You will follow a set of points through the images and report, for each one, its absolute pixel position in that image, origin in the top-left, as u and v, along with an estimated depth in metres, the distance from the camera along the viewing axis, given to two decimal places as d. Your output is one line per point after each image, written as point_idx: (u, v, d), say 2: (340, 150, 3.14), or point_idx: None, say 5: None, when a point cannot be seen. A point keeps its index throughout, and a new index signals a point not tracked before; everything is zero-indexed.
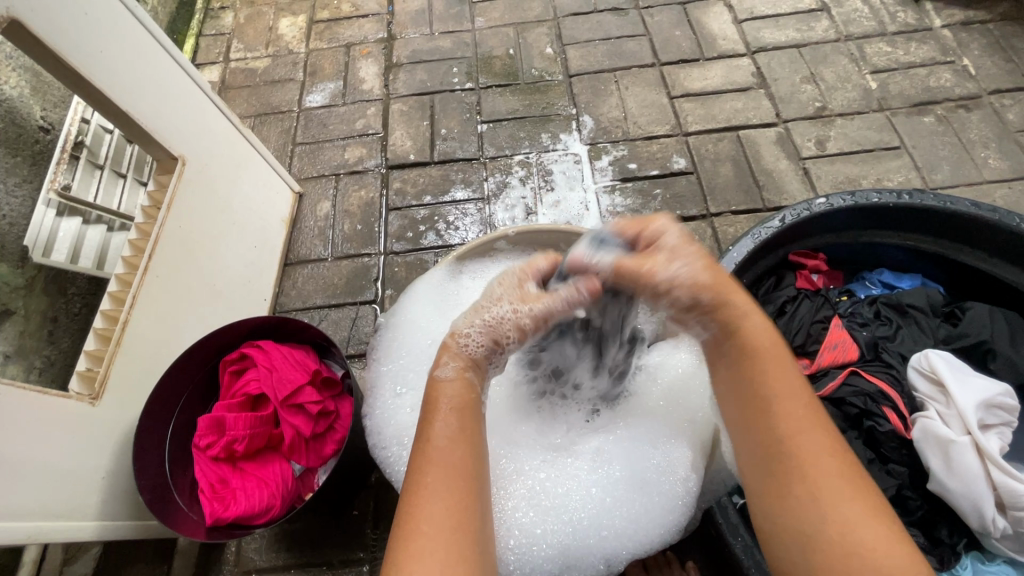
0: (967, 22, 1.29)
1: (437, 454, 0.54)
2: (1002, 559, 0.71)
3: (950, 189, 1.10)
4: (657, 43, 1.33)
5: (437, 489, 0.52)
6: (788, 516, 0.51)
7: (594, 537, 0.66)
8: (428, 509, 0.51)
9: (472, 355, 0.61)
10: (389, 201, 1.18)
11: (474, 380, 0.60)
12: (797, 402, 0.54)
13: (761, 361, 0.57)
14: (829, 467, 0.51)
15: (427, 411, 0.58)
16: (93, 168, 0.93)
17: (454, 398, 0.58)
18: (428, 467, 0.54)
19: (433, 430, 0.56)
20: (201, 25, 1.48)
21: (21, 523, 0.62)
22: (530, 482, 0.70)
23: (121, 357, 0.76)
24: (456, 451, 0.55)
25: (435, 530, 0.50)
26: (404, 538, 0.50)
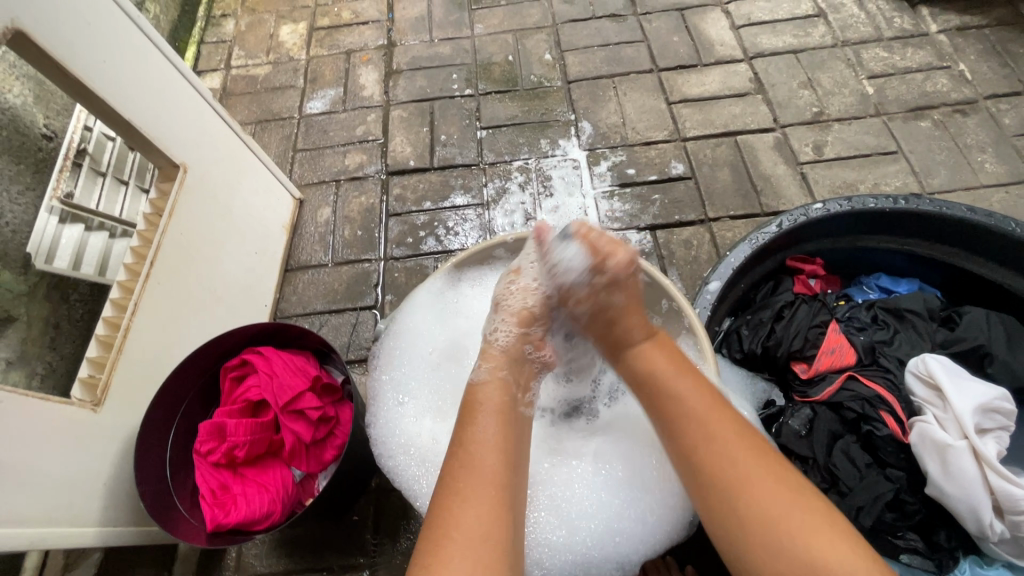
0: (963, 27, 1.30)
1: (474, 458, 0.56)
2: (1000, 564, 0.71)
3: (947, 193, 1.11)
4: (655, 49, 1.34)
5: (475, 490, 0.54)
6: (724, 528, 0.54)
7: (606, 542, 0.65)
8: (465, 507, 0.53)
9: (505, 350, 0.69)
10: (390, 207, 1.19)
11: (507, 379, 0.66)
12: (709, 413, 0.58)
13: (670, 381, 0.62)
14: (754, 470, 0.54)
15: (467, 416, 0.61)
16: (95, 175, 0.94)
17: (494, 405, 0.62)
18: (464, 469, 0.56)
19: (474, 435, 0.59)
20: (202, 32, 1.50)
21: (24, 529, 0.63)
22: (554, 494, 0.71)
23: (123, 363, 0.76)
24: (492, 458, 0.57)
25: (469, 527, 0.51)
26: (439, 533, 0.51)
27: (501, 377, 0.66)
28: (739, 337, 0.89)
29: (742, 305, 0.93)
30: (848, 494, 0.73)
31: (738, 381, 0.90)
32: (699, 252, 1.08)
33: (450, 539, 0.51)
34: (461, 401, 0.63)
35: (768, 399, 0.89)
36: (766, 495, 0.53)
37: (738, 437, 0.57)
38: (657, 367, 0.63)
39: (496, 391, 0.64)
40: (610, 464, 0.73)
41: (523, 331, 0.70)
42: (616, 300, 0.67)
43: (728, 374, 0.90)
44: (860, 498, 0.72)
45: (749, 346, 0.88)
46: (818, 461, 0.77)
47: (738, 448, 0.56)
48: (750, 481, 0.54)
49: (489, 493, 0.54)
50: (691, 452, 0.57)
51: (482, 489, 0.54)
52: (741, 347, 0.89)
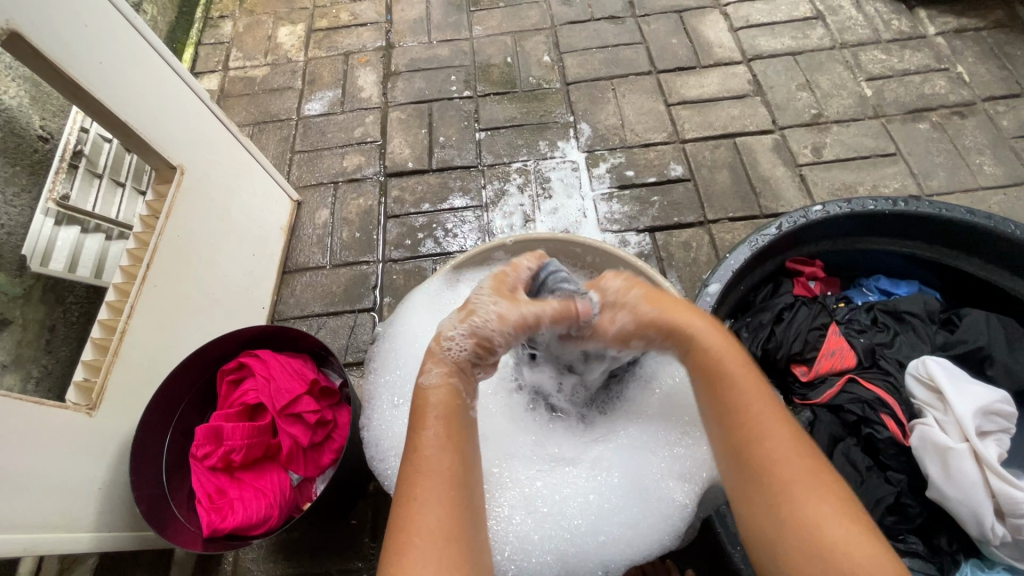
0: (961, 29, 1.30)
1: (426, 465, 0.54)
2: (1001, 567, 0.69)
3: (946, 195, 1.11)
4: (654, 51, 1.34)
5: (428, 497, 0.52)
6: (760, 518, 0.52)
7: (593, 545, 0.66)
8: (421, 516, 0.51)
9: (455, 360, 0.60)
10: (388, 209, 1.18)
11: (457, 385, 0.60)
12: (765, 408, 0.56)
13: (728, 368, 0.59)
14: (800, 469, 0.52)
15: (416, 421, 0.58)
16: (92, 177, 0.93)
17: (442, 407, 0.58)
18: (419, 475, 0.54)
19: (421, 440, 0.56)
20: (200, 34, 1.49)
21: (17, 535, 0.62)
22: (525, 488, 0.71)
23: (118, 366, 0.76)
24: (446, 462, 0.55)
25: (426, 537, 0.50)
26: (398, 545, 0.50)
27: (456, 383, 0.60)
28: (740, 339, 0.89)
29: (742, 307, 0.93)
30: None
31: None
32: (698, 254, 1.08)
33: (410, 549, 0.50)
34: (409, 404, 0.59)
35: None
36: (808, 494, 0.51)
37: (791, 438, 0.54)
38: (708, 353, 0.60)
39: (446, 395, 0.59)
40: (607, 468, 0.72)
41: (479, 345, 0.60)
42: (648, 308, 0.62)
43: None
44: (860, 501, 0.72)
45: (749, 347, 0.87)
46: None
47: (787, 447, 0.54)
48: (794, 478, 0.52)
49: (444, 498, 0.53)
50: (738, 436, 0.56)
51: (436, 495, 0.53)
52: None
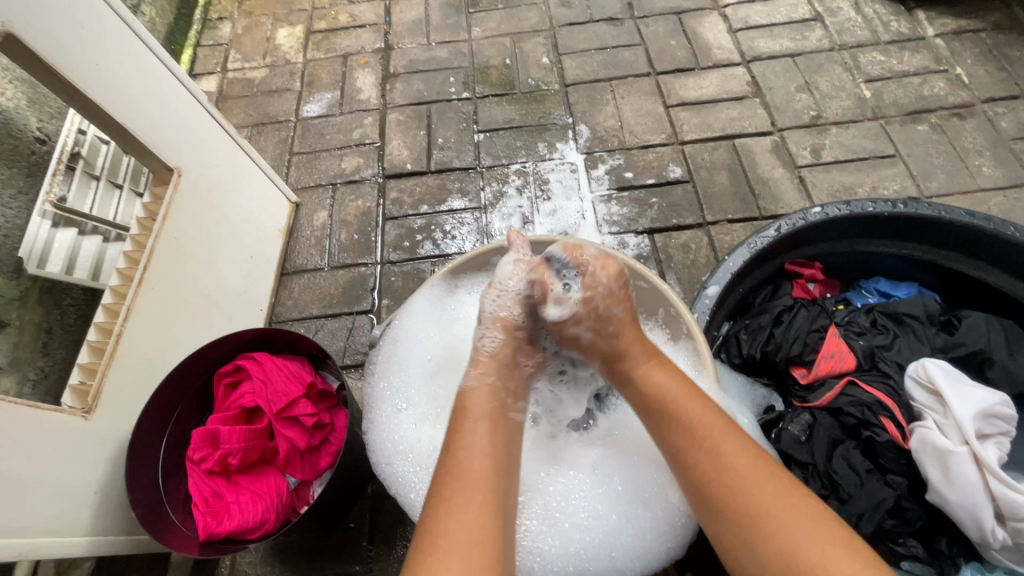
0: (959, 31, 1.30)
1: (462, 463, 0.56)
2: (1002, 570, 0.70)
3: (945, 197, 1.11)
4: (652, 53, 1.34)
5: (464, 495, 0.53)
6: (735, 542, 0.53)
7: (602, 557, 0.65)
8: (457, 510, 0.52)
9: (490, 354, 0.68)
10: (386, 211, 1.18)
11: (496, 385, 0.65)
12: (717, 434, 0.57)
13: (677, 402, 0.60)
14: (763, 487, 0.53)
15: (457, 423, 0.61)
16: (90, 178, 0.92)
17: (482, 410, 0.62)
18: (452, 473, 0.55)
19: (463, 440, 0.58)
20: (199, 35, 1.49)
21: (12, 540, 0.62)
22: (537, 495, 0.70)
23: (115, 369, 0.75)
24: (480, 463, 0.56)
25: (458, 532, 0.50)
26: (429, 535, 0.51)
27: (490, 384, 0.65)
28: (738, 341, 0.88)
29: (740, 310, 0.93)
30: (848, 501, 0.73)
31: (736, 388, 0.88)
32: (697, 255, 1.08)
33: (439, 545, 0.50)
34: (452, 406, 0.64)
35: (767, 405, 0.87)
36: (775, 511, 0.52)
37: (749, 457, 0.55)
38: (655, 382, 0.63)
39: (484, 396, 0.64)
40: (608, 473, 0.72)
41: (511, 338, 0.70)
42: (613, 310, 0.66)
43: (726, 380, 0.88)
44: (861, 505, 0.72)
45: (748, 351, 0.87)
46: (818, 468, 0.76)
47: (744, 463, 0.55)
48: (756, 497, 0.53)
49: (479, 498, 0.53)
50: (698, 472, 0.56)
51: (472, 494, 0.54)
52: (740, 352, 0.88)
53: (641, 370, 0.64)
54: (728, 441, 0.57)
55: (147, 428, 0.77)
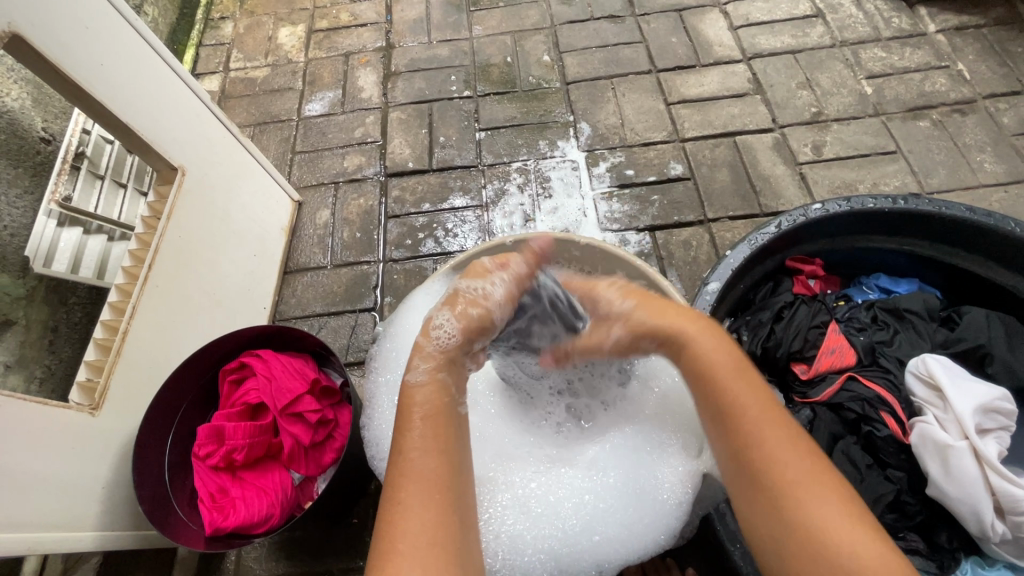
0: (961, 27, 1.30)
1: (413, 464, 0.55)
2: (1002, 564, 0.70)
3: (946, 193, 1.11)
4: (653, 50, 1.34)
5: (417, 497, 0.53)
6: (768, 526, 0.52)
7: (587, 546, 0.66)
8: (407, 513, 0.52)
9: (442, 351, 0.62)
10: (388, 209, 1.19)
11: (445, 381, 0.61)
12: (763, 414, 0.55)
13: (723, 378, 0.58)
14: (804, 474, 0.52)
15: (403, 420, 0.58)
16: (94, 178, 0.93)
17: (429, 405, 0.59)
18: (405, 477, 0.54)
19: (406, 441, 0.57)
20: (201, 35, 1.49)
21: (23, 534, 0.63)
22: (524, 491, 0.71)
23: (121, 366, 0.76)
24: (434, 466, 0.55)
25: (415, 540, 0.50)
26: (388, 543, 0.50)
27: (443, 380, 0.61)
28: (739, 339, 0.89)
29: (742, 306, 0.93)
30: None
31: None
32: (698, 252, 1.08)
33: (398, 552, 0.49)
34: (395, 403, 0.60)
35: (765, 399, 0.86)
36: (817, 501, 0.50)
37: (796, 441, 0.54)
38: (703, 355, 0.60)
39: (433, 391, 0.60)
40: (601, 466, 0.72)
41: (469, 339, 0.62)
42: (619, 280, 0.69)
43: None
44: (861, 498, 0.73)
45: (748, 347, 0.88)
46: None
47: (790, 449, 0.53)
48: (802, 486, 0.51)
49: (431, 500, 0.53)
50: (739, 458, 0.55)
51: (423, 497, 0.53)
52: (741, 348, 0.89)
53: (691, 342, 0.61)
54: (775, 428, 0.55)
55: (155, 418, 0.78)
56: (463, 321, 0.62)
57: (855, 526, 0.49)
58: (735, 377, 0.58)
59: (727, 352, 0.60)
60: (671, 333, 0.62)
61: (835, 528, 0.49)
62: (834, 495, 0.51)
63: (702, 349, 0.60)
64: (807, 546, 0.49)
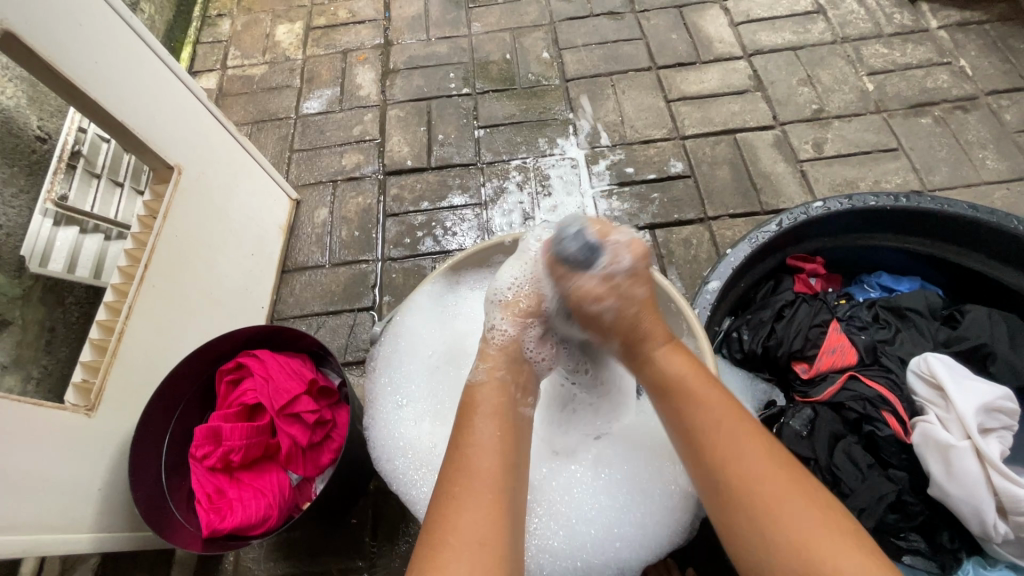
0: (963, 23, 1.29)
1: (473, 463, 0.55)
2: (1004, 565, 0.70)
3: (948, 190, 1.10)
4: (653, 47, 1.33)
5: (474, 496, 0.52)
6: (740, 541, 0.51)
7: (607, 546, 0.65)
8: (461, 512, 0.51)
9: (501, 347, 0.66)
10: (387, 207, 1.18)
11: (505, 379, 0.63)
12: (727, 425, 0.55)
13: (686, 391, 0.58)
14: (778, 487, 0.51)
15: (464, 419, 0.59)
16: (90, 176, 0.92)
17: (490, 407, 0.60)
18: (462, 473, 0.54)
19: (473, 437, 0.57)
20: (198, 32, 1.49)
21: (18, 535, 0.62)
22: (542, 496, 0.71)
23: (117, 367, 0.76)
24: (491, 463, 0.55)
25: (465, 533, 0.50)
26: (438, 533, 0.50)
27: (499, 378, 0.63)
28: (739, 338, 0.88)
29: (742, 305, 0.92)
30: (849, 495, 0.72)
31: (739, 382, 0.90)
32: (698, 251, 1.07)
33: (448, 543, 0.49)
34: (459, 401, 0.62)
35: (770, 399, 0.88)
36: (791, 509, 0.50)
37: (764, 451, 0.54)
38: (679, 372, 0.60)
39: (492, 392, 0.62)
40: (613, 467, 0.72)
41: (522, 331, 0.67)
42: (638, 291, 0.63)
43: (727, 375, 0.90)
44: (862, 499, 0.71)
45: (749, 346, 0.87)
46: (819, 463, 0.75)
47: (756, 459, 0.53)
48: (774, 501, 0.50)
49: (489, 501, 0.52)
50: (719, 471, 0.54)
51: (482, 496, 0.53)
52: (741, 347, 0.88)
53: (656, 356, 0.62)
54: (749, 440, 0.54)
55: (152, 417, 0.77)
56: (514, 311, 0.67)
57: (827, 530, 0.48)
58: (701, 389, 0.58)
59: (690, 364, 0.60)
60: (638, 343, 0.63)
61: (811, 539, 0.48)
62: (807, 500, 0.50)
63: (666, 363, 0.61)
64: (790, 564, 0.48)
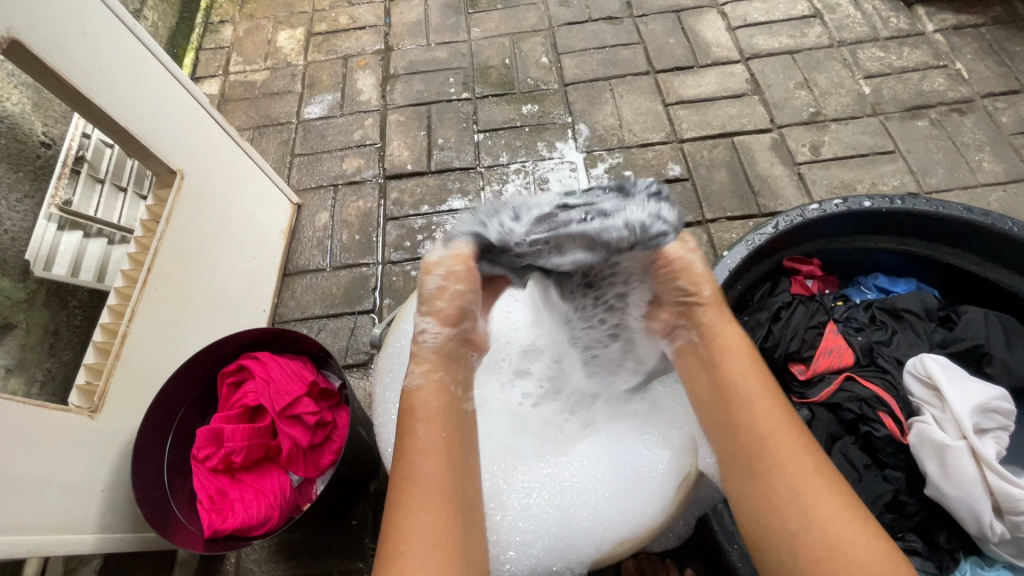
0: (959, 26, 1.30)
1: (416, 470, 0.55)
2: (1001, 565, 0.69)
3: (945, 193, 1.11)
4: (651, 51, 1.34)
5: (416, 502, 0.53)
6: (765, 517, 0.53)
7: (585, 523, 0.66)
8: (412, 521, 0.52)
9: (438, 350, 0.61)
10: (387, 211, 1.19)
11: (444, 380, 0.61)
12: (779, 423, 0.55)
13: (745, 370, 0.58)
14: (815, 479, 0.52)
15: (405, 423, 0.58)
16: (94, 182, 0.94)
17: (431, 406, 0.59)
18: (409, 483, 0.54)
19: (414, 440, 0.57)
20: (201, 39, 1.50)
21: (22, 536, 0.63)
22: (521, 482, 0.70)
23: (120, 370, 0.77)
24: (435, 469, 0.55)
25: (420, 544, 0.51)
26: (392, 547, 0.51)
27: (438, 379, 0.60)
28: None
29: (739, 307, 0.93)
30: None
31: None
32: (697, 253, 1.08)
33: (401, 554, 0.50)
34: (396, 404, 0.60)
35: None
36: (824, 503, 0.50)
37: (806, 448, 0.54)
38: (734, 351, 0.60)
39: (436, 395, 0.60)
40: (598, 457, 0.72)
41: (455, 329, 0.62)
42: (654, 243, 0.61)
43: None
44: None
45: None
46: None
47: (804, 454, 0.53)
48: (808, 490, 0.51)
49: (429, 504, 0.53)
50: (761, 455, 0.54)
51: (424, 498, 0.54)
52: None
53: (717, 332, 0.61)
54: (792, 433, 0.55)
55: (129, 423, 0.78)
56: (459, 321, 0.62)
57: (859, 523, 0.49)
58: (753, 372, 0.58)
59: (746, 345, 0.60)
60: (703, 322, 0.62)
61: (840, 532, 0.49)
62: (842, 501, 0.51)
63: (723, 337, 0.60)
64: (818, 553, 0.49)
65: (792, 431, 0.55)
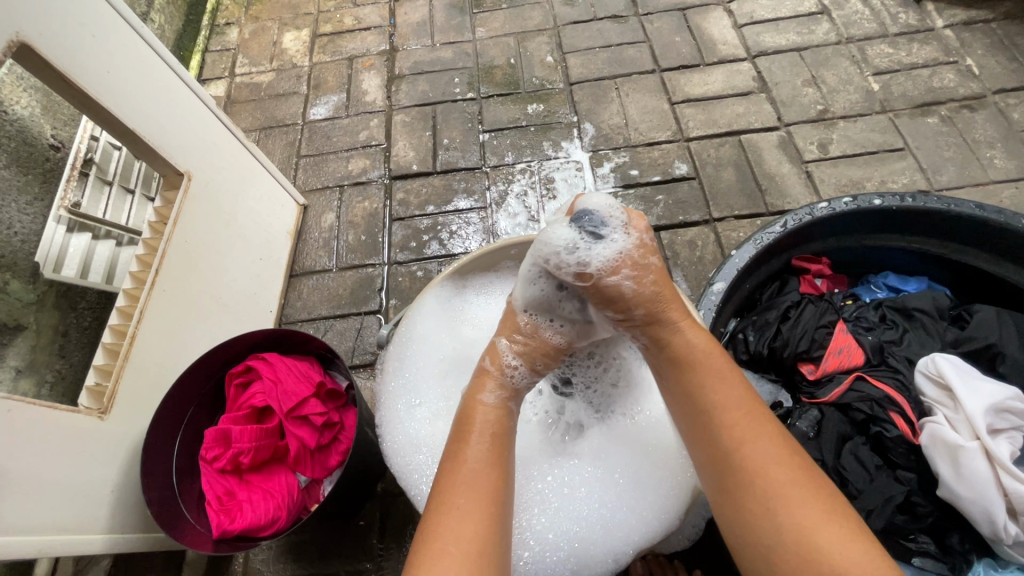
0: (969, 22, 1.29)
1: (467, 471, 0.55)
2: (1015, 567, 0.68)
3: (956, 190, 1.09)
4: (657, 49, 1.34)
5: (464, 504, 0.52)
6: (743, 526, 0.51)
7: (598, 533, 0.65)
8: (454, 518, 0.51)
9: (517, 385, 0.64)
10: (393, 212, 1.19)
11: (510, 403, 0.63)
12: (749, 424, 0.54)
13: (707, 370, 0.58)
14: (792, 474, 0.50)
15: (460, 434, 0.58)
16: (102, 184, 0.95)
17: (489, 424, 0.59)
18: (455, 482, 0.54)
19: (464, 449, 0.57)
20: (207, 41, 1.51)
21: (31, 537, 0.63)
22: (538, 489, 0.71)
23: (129, 370, 0.77)
24: (485, 474, 0.55)
25: (464, 539, 0.50)
26: (433, 539, 0.50)
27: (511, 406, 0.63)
28: (745, 339, 0.89)
29: (747, 306, 0.93)
30: (857, 497, 0.72)
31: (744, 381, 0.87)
32: (704, 252, 1.08)
33: (443, 550, 0.49)
34: (461, 414, 0.61)
35: (776, 400, 0.85)
36: (799, 500, 0.49)
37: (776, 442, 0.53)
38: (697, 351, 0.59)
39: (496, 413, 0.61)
40: (609, 462, 0.72)
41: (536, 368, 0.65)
42: (650, 260, 0.62)
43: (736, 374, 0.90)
44: (869, 500, 0.71)
45: (755, 347, 0.88)
46: (826, 464, 0.76)
47: (775, 456, 0.51)
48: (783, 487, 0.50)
49: (479, 510, 0.52)
50: (729, 461, 0.53)
51: (471, 502, 0.53)
52: (746, 349, 0.89)
53: (677, 332, 0.60)
54: (759, 431, 0.53)
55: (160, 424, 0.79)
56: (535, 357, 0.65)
57: (834, 522, 0.47)
58: (719, 371, 0.57)
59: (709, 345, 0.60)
60: (663, 319, 0.60)
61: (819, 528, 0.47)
62: (815, 495, 0.49)
63: (687, 340, 0.59)
64: (797, 552, 0.47)
65: (762, 429, 0.53)
